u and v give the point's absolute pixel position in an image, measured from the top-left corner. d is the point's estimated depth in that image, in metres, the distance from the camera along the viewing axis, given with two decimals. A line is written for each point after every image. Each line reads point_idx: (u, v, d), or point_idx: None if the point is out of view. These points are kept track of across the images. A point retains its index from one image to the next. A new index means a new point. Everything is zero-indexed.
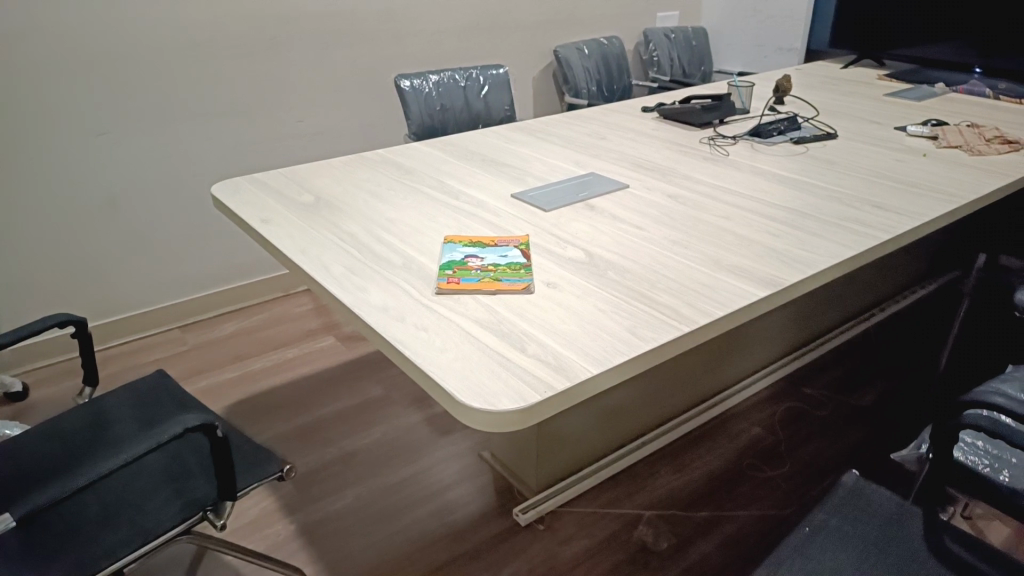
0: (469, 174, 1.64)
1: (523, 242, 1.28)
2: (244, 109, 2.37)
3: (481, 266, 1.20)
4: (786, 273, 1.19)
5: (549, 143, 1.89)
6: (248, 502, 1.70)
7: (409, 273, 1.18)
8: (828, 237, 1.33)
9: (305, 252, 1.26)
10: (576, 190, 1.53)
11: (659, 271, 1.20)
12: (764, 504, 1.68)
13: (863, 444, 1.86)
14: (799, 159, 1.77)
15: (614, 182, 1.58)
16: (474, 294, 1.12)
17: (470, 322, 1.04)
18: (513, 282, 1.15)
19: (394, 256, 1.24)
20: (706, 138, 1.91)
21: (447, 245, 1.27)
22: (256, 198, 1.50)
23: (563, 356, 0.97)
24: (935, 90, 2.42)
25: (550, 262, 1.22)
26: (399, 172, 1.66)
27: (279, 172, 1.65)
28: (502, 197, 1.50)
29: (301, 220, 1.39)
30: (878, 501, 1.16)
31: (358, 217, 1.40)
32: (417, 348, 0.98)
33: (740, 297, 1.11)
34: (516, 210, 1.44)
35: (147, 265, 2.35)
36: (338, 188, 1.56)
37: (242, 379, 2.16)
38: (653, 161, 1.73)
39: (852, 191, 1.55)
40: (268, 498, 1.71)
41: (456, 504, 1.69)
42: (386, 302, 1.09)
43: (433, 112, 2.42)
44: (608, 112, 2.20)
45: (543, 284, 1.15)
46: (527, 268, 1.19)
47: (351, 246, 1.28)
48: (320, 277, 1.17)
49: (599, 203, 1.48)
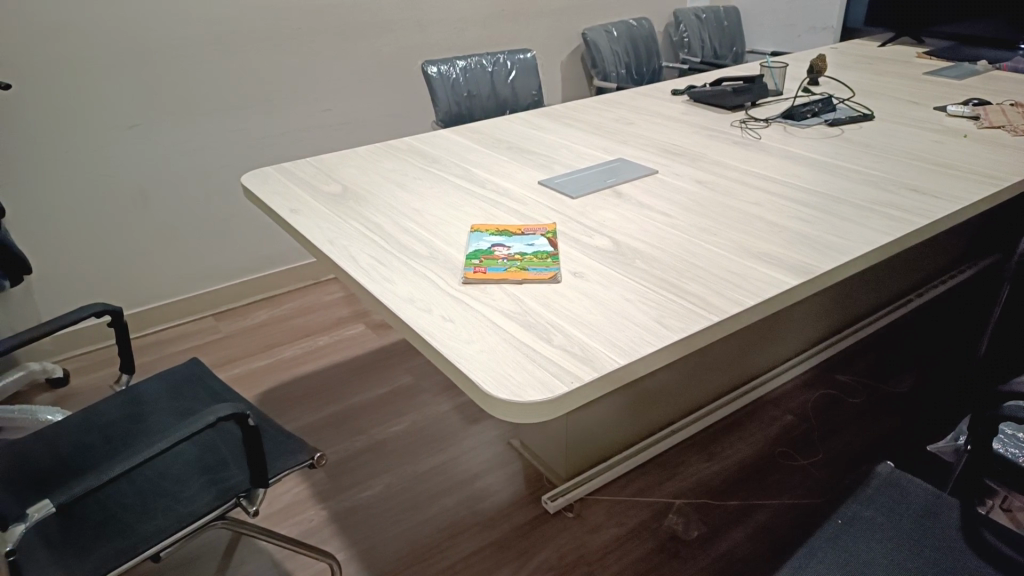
0: (496, 162, 1.63)
1: (550, 230, 1.27)
2: (273, 98, 2.38)
3: (508, 255, 1.19)
4: (818, 260, 1.17)
5: (577, 129, 1.87)
6: (281, 488, 1.73)
7: (436, 263, 1.18)
8: (863, 222, 1.30)
9: (332, 243, 1.27)
10: (604, 177, 1.51)
11: (688, 259, 1.18)
12: (796, 493, 1.66)
13: (898, 433, 1.83)
14: (834, 142, 1.73)
15: (642, 168, 1.56)
16: (501, 284, 1.12)
17: (497, 312, 1.04)
18: (540, 271, 1.14)
19: (421, 247, 1.24)
20: (737, 121, 1.88)
21: (473, 234, 1.26)
22: (285, 189, 1.51)
23: (589, 346, 0.96)
24: (977, 67, 2.34)
25: (577, 251, 1.22)
26: (426, 161, 1.66)
27: (307, 162, 1.66)
28: (529, 185, 1.49)
29: (329, 211, 1.40)
30: (913, 492, 1.14)
31: (385, 207, 1.41)
32: (444, 339, 0.98)
33: (771, 285, 1.09)
34: (543, 198, 1.43)
35: (181, 254, 2.39)
36: (365, 178, 1.57)
37: (274, 367, 2.19)
38: (682, 147, 1.71)
39: (889, 175, 1.51)
40: (301, 484, 1.74)
41: (485, 491, 1.70)
42: (413, 293, 1.10)
43: (460, 98, 2.42)
44: (637, 96, 2.17)
45: (570, 273, 1.15)
46: (554, 257, 1.19)
47: (378, 236, 1.29)
48: (348, 268, 1.18)
49: (627, 190, 1.46)
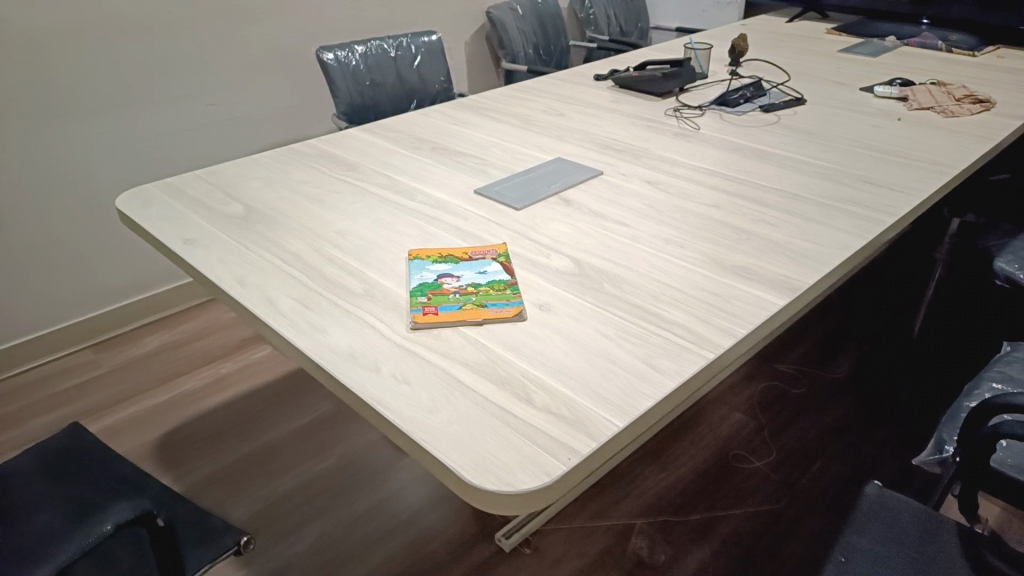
0: (422, 167, 1.44)
1: (502, 253, 1.11)
2: (147, 94, 2.08)
3: (460, 288, 1.02)
4: (799, 273, 1.07)
5: (503, 123, 1.71)
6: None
7: (375, 303, 1.00)
8: (830, 223, 1.22)
9: (242, 282, 1.05)
10: (545, 182, 1.36)
11: (662, 279, 1.05)
12: (757, 499, 1.60)
13: (844, 423, 1.81)
14: (773, 129, 1.65)
15: (586, 169, 1.42)
16: (457, 326, 0.95)
17: (458, 365, 0.87)
18: (501, 308, 0.98)
19: (353, 282, 1.05)
20: (670, 109, 1.77)
21: (414, 262, 1.08)
22: (173, 213, 1.27)
23: (578, 405, 0.81)
24: (887, 44, 2.34)
25: (537, 277, 1.06)
26: (339, 168, 1.45)
27: (196, 175, 1.41)
28: (463, 195, 1.32)
29: (231, 239, 1.17)
30: (905, 514, 1.08)
31: (300, 231, 1.20)
32: (402, 410, 0.80)
33: (759, 308, 0.99)
34: (484, 211, 1.26)
35: (47, 279, 2.05)
36: (270, 193, 1.34)
37: (172, 403, 1.91)
38: (621, 141, 1.58)
39: (838, 166, 1.44)
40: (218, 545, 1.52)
41: (433, 530, 1.54)
42: (353, 347, 0.91)
43: (363, 88, 2.19)
44: (558, 82, 2.02)
45: (534, 307, 0.99)
46: (514, 287, 1.03)
47: (297, 270, 1.08)
48: (267, 316, 0.97)
49: (574, 196, 1.32)
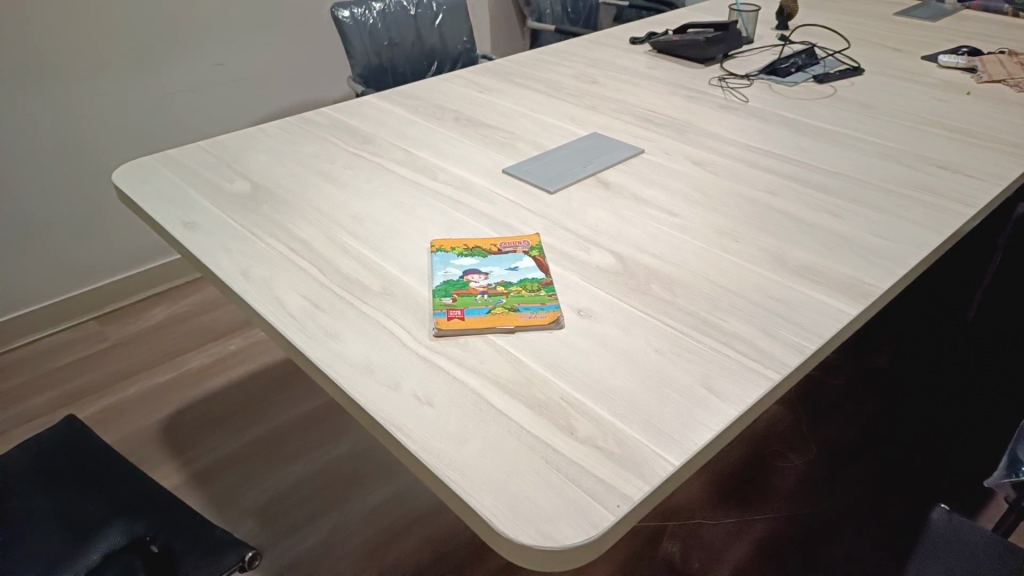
0: (444, 140, 1.31)
1: (534, 245, 1.00)
2: (150, 52, 1.95)
3: (489, 288, 0.91)
4: (871, 275, 0.95)
5: (533, 90, 1.57)
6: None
7: (393, 304, 0.89)
8: (902, 214, 1.09)
9: (247, 276, 0.94)
10: (580, 161, 1.23)
11: (717, 280, 0.93)
12: (796, 499, 1.51)
13: (887, 418, 1.70)
14: (829, 102, 1.50)
15: (625, 146, 1.29)
16: (486, 334, 0.84)
17: (488, 384, 0.77)
18: (535, 313, 0.87)
19: (369, 279, 0.93)
20: (715, 77, 1.62)
21: (437, 255, 0.97)
22: (173, 190, 1.16)
23: (627, 437, 0.70)
24: (947, 6, 2.15)
25: (575, 275, 0.94)
26: (354, 140, 1.32)
27: (199, 147, 1.29)
28: (491, 174, 1.20)
29: (235, 223, 1.06)
30: (978, 544, 0.97)
31: (312, 214, 1.08)
32: (426, 439, 0.70)
33: (827, 318, 0.87)
34: (514, 193, 1.14)
35: (47, 247, 1.96)
36: (278, 168, 1.22)
37: (179, 381, 1.83)
38: (662, 113, 1.44)
39: (905, 146, 1.30)
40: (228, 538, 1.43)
41: (451, 527, 1.46)
42: (370, 358, 0.80)
43: (380, 48, 2.05)
44: (590, 45, 1.87)
45: (573, 312, 0.88)
46: (549, 287, 0.91)
47: (308, 262, 0.97)
48: (274, 319, 0.87)
49: (613, 178, 1.19)
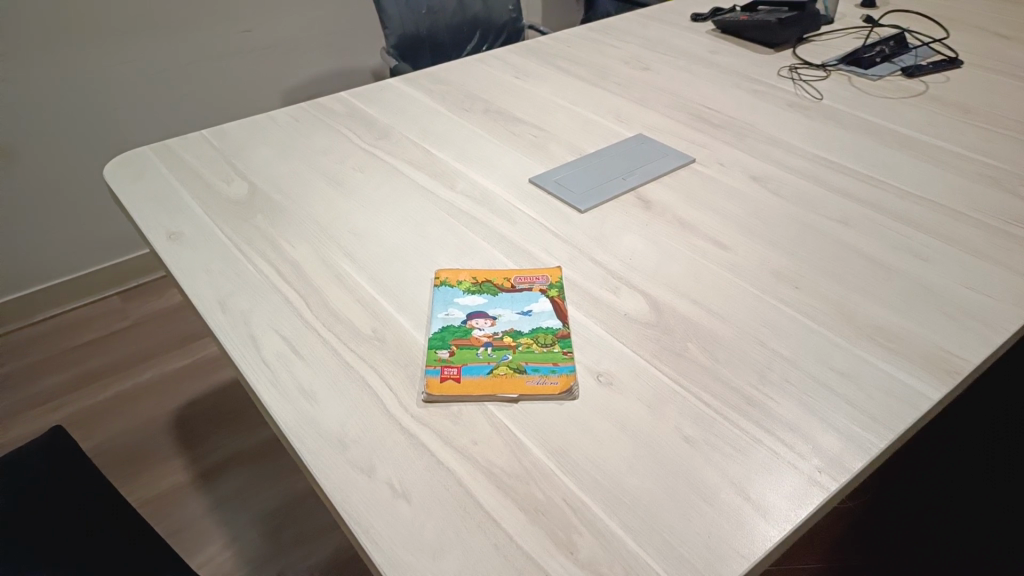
0: (468, 139, 1.17)
1: (554, 282, 0.86)
2: (175, 17, 1.83)
3: (495, 338, 0.78)
4: (958, 345, 0.79)
5: (575, 76, 1.40)
6: (197, 558, 1.33)
7: (382, 354, 0.77)
8: (1000, 260, 0.91)
9: (224, 307, 0.83)
10: (620, 170, 1.07)
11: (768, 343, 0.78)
12: (844, 552, 1.38)
13: (955, 467, 1.55)
14: (919, 102, 1.29)
15: (673, 153, 1.12)
16: (484, 402, 0.71)
17: (479, 475, 0.64)
18: (544, 377, 0.73)
19: (359, 317, 0.81)
20: (786, 67, 1.42)
21: (440, 291, 0.84)
22: (164, 189, 1.05)
23: (639, 564, 0.57)
24: None
25: (598, 325, 0.80)
26: (369, 134, 1.19)
27: (201, 138, 1.18)
28: (516, 184, 1.05)
29: (223, 235, 0.95)
30: None
31: (308, 227, 0.96)
32: (395, 549, 0.58)
33: (900, 405, 0.72)
34: (539, 210, 0.99)
35: (67, 220, 1.90)
36: (281, 166, 1.10)
37: (193, 369, 1.75)
38: (721, 111, 1.26)
39: (1008, 166, 1.10)
40: (222, 550, 1.35)
41: None
42: (345, 428, 0.69)
43: (417, 17, 1.89)
44: (645, 21, 1.68)
45: (590, 375, 0.74)
46: (565, 341, 0.77)
47: (294, 292, 0.85)
48: (244, 367, 0.75)
49: (656, 194, 1.03)
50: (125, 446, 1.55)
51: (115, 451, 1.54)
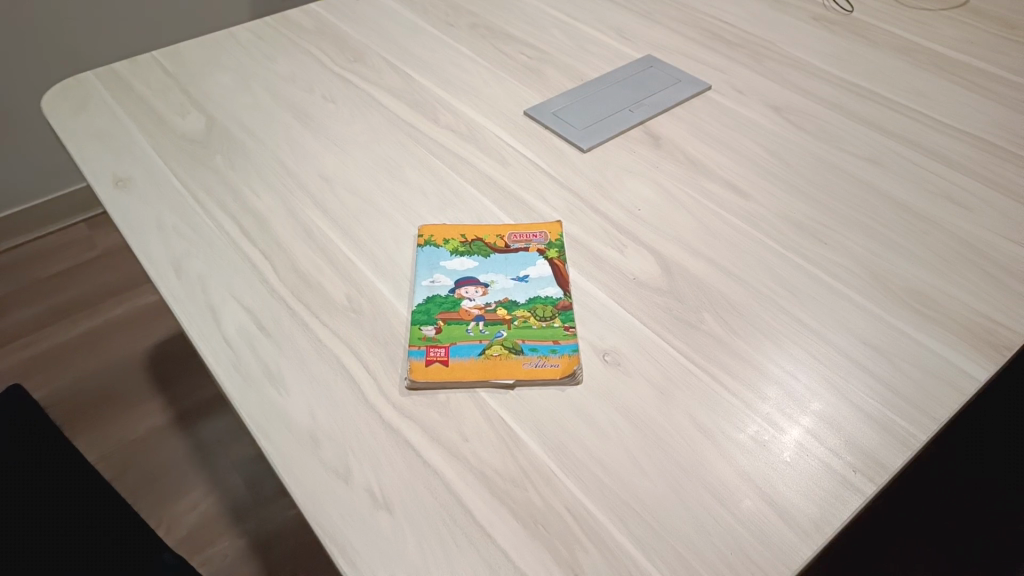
0: (453, 62, 1.03)
1: (554, 240, 0.76)
2: None
3: (487, 311, 0.69)
4: (1007, 311, 0.70)
5: None
6: (171, 512, 1.27)
7: (358, 329, 0.67)
8: None
9: (179, 272, 0.73)
10: (625, 101, 0.95)
11: (794, 311, 0.69)
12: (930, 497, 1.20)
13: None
14: (959, 15, 1.15)
15: (687, 78, 0.99)
16: (476, 389, 0.63)
17: (469, 479, 0.57)
18: (543, 359, 0.64)
19: (332, 282, 0.71)
20: None
21: (424, 252, 0.74)
22: (111, 125, 0.92)
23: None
24: None
25: (603, 291, 0.71)
26: (341, 55, 1.05)
27: (152, 61, 1.04)
28: (508, 117, 0.93)
29: (177, 182, 0.84)
30: None
31: (273, 172, 0.84)
32: (376, 571, 0.52)
33: (942, 386, 0.64)
34: (535, 150, 0.88)
35: (20, 145, 1.73)
36: (242, 95, 0.97)
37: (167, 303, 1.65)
38: (739, 26, 1.12)
39: None
40: (194, 504, 1.29)
41: None
42: (317, 421, 0.60)
43: None
44: None
45: (594, 354, 0.65)
46: (567, 313, 0.68)
47: (258, 252, 0.75)
48: (202, 346, 0.66)
49: (667, 128, 0.91)
50: (99, 388, 1.47)
51: (88, 394, 1.47)
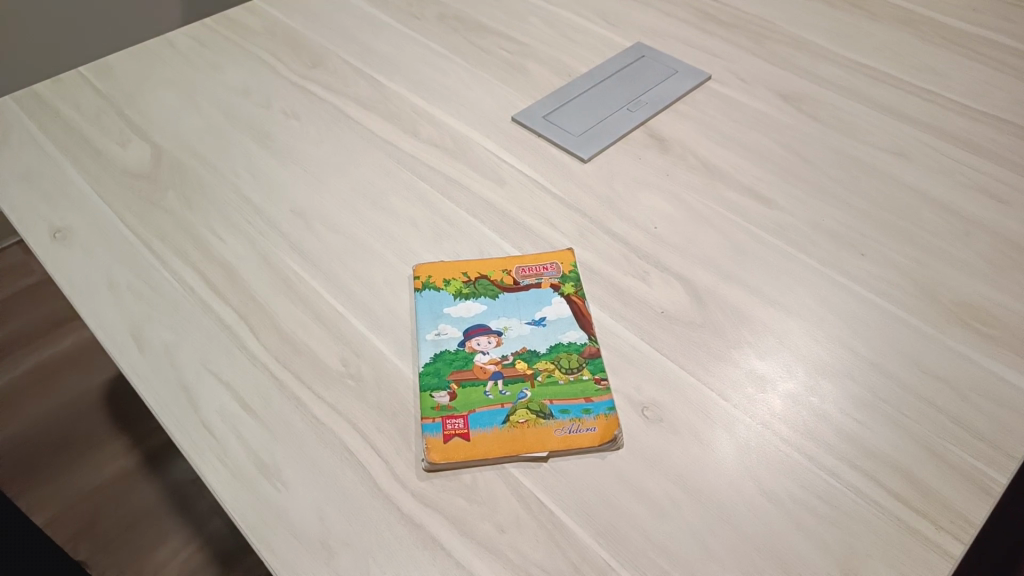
0: (424, 61, 0.92)
1: (568, 271, 0.67)
2: None
3: (504, 366, 0.60)
4: None
5: None
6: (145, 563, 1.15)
7: (359, 400, 0.58)
8: None
9: (140, 343, 0.63)
10: (622, 99, 0.86)
11: (844, 336, 0.63)
12: None
13: None
14: None
15: (685, 68, 0.90)
16: (505, 465, 0.55)
17: None
18: (577, 422, 0.57)
19: (323, 343, 0.62)
20: None
21: (423, 298, 0.65)
22: (39, 161, 0.80)
23: None
24: None
25: (630, 331, 0.63)
26: (298, 60, 0.93)
27: (79, 79, 0.91)
28: (495, 127, 0.83)
29: (125, 228, 0.73)
30: None
31: (237, 210, 0.74)
32: None
33: (1013, 417, 0.58)
34: (531, 164, 0.79)
35: None
36: (189, 116, 0.85)
37: None
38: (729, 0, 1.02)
39: None
40: (174, 547, 1.16)
41: None
42: (326, 522, 0.52)
43: None
44: None
45: (632, 411, 0.58)
46: (596, 363, 0.61)
47: (232, 311, 0.65)
48: (179, 435, 0.57)
49: (670, 128, 0.83)
50: (46, 428, 1.31)
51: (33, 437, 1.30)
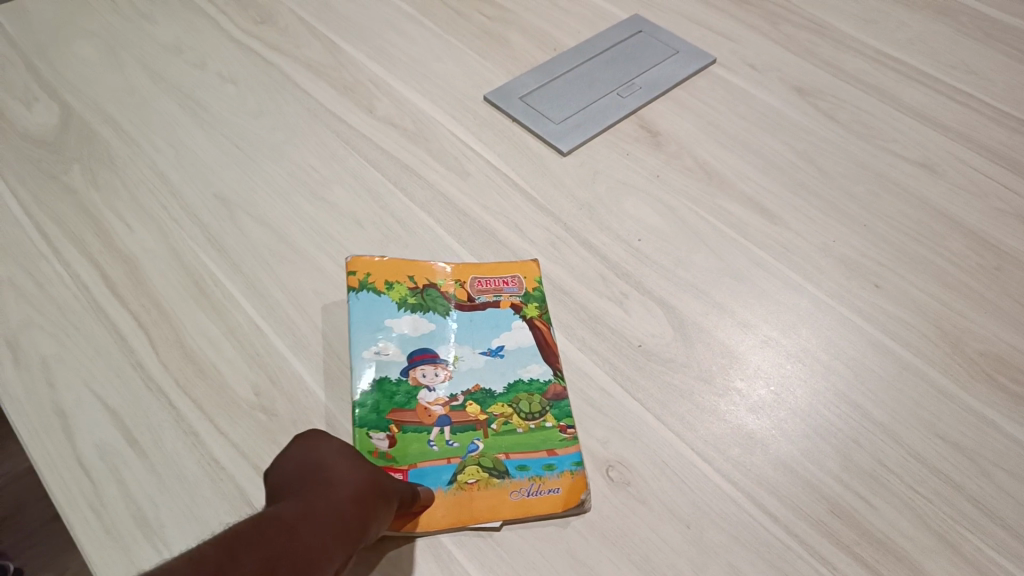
0: (389, 24, 0.80)
1: (531, 289, 0.57)
2: None
3: (452, 409, 0.50)
4: None
5: None
6: None
7: (269, 443, 0.49)
8: None
9: (16, 355, 0.53)
10: (612, 81, 0.75)
11: (851, 393, 0.53)
12: None
13: None
14: None
15: (688, 49, 0.79)
16: (444, 536, 0.45)
17: None
18: (537, 482, 0.47)
19: (233, 367, 0.52)
20: None
21: (359, 302, 0.54)
22: None
23: None
24: None
25: (601, 369, 0.53)
26: (243, 13, 0.80)
27: None
28: (463, 107, 0.72)
29: (17, 208, 0.62)
30: None
31: (152, 193, 0.63)
32: None
33: None
34: (500, 155, 0.68)
35: None
36: (110, 74, 0.73)
37: None
38: None
39: None
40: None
41: None
42: None
43: None
44: None
45: (595, 472, 0.48)
46: (561, 406, 0.51)
47: (130, 319, 0.55)
48: (48, 475, 0.47)
49: (665, 120, 0.72)
50: None
51: None
